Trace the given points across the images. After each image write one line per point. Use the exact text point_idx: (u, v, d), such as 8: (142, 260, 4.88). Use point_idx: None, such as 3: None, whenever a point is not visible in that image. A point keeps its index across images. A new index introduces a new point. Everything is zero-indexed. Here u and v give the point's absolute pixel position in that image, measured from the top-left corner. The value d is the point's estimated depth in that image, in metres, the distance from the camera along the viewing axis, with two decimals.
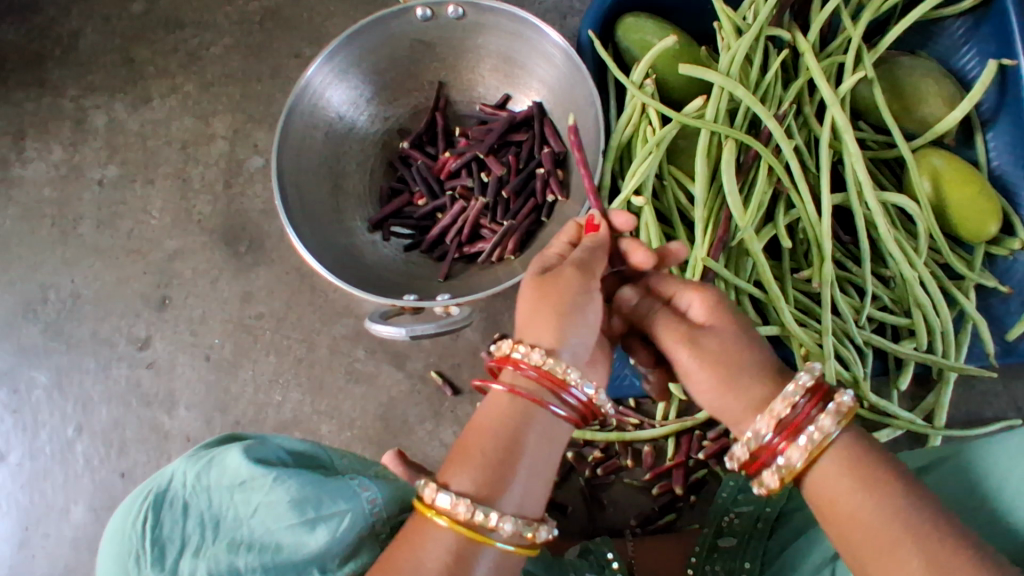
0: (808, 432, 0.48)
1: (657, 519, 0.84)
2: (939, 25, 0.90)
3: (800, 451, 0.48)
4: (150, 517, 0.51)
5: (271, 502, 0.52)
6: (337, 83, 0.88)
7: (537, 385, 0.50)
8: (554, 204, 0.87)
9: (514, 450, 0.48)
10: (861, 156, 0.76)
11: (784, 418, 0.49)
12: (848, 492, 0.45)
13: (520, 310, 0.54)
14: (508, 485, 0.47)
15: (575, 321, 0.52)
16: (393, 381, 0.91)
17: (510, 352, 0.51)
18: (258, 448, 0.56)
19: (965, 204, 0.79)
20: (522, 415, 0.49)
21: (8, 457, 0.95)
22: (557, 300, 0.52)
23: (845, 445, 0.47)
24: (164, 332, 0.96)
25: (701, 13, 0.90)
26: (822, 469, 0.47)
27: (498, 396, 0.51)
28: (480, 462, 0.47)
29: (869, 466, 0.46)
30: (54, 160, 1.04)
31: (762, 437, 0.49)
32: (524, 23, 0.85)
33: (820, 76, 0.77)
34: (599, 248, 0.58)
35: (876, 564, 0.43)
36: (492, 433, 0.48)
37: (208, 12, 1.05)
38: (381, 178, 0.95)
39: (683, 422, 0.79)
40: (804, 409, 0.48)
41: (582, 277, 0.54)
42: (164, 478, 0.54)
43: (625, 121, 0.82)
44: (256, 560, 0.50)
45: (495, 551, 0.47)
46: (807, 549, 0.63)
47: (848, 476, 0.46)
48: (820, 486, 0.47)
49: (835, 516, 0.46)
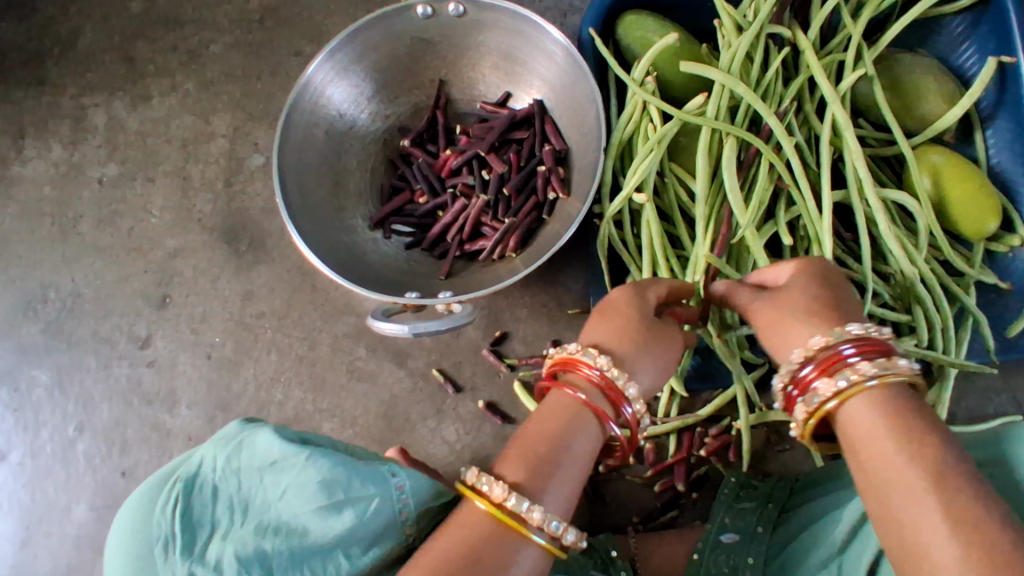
0: (839, 374, 0.50)
1: (660, 516, 0.84)
2: (939, 22, 0.90)
3: (831, 387, 0.50)
4: (183, 500, 0.55)
5: (301, 482, 0.53)
6: (339, 80, 0.88)
7: (601, 397, 0.53)
8: (555, 202, 0.87)
9: (569, 459, 0.51)
10: (862, 153, 0.77)
11: (819, 354, 0.51)
12: (891, 449, 0.46)
13: (597, 325, 0.57)
14: (557, 488, 0.50)
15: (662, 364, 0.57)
16: (394, 379, 0.91)
17: (600, 367, 0.53)
18: (284, 431, 0.58)
19: (964, 200, 0.80)
20: (581, 424, 0.52)
21: (10, 456, 0.95)
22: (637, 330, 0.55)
23: (895, 400, 0.48)
24: (165, 331, 0.96)
25: (702, 11, 0.90)
26: (867, 419, 0.48)
27: (564, 405, 0.53)
28: (541, 464, 0.50)
29: (914, 429, 0.46)
30: (53, 159, 1.04)
31: (805, 363, 0.52)
32: (525, 21, 0.85)
33: (821, 73, 0.77)
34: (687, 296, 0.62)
35: (904, 511, 0.44)
36: (553, 436, 0.51)
37: (207, 11, 1.05)
38: (382, 176, 0.95)
39: (685, 418, 0.79)
40: (853, 349, 0.50)
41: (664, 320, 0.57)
42: (194, 465, 0.58)
43: (626, 119, 0.82)
44: (281, 543, 0.51)
45: (535, 553, 0.49)
46: (811, 546, 0.64)
47: (894, 429, 0.47)
48: (861, 433, 0.48)
49: (870, 468, 0.46)
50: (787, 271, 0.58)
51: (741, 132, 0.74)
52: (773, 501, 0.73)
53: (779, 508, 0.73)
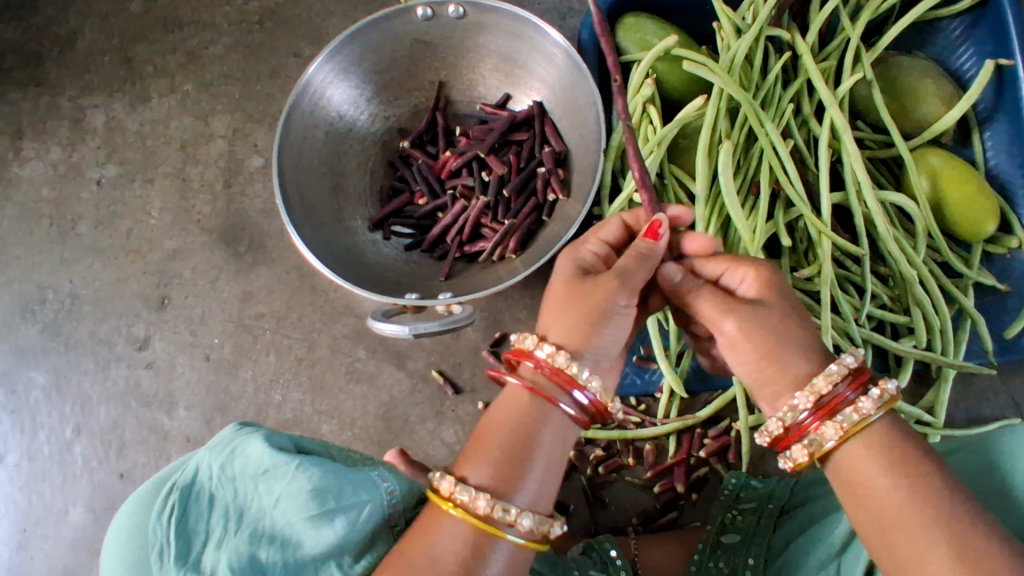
0: (843, 414, 0.49)
1: (658, 517, 0.84)
2: (936, 25, 0.90)
3: (833, 431, 0.49)
4: (177, 510, 0.54)
5: (292, 491, 0.53)
6: (338, 82, 0.88)
7: (551, 382, 0.51)
8: (554, 203, 0.87)
9: (530, 448, 0.49)
10: (860, 156, 0.77)
11: (822, 396, 0.49)
12: (887, 483, 0.46)
13: (548, 310, 0.55)
14: (516, 475, 0.48)
15: (604, 328, 0.53)
16: (394, 381, 0.90)
17: (532, 348, 0.52)
18: (277, 437, 0.58)
19: (962, 203, 0.80)
20: (537, 411, 0.50)
21: (7, 458, 0.95)
22: (590, 304, 0.53)
23: (882, 430, 0.48)
24: (163, 332, 0.96)
25: (701, 13, 0.90)
26: (860, 454, 0.48)
27: (516, 391, 0.51)
28: (496, 457, 0.48)
29: (907, 458, 0.46)
30: (52, 160, 1.04)
31: (804, 410, 0.50)
32: (524, 23, 0.85)
33: (819, 78, 0.78)
34: (644, 259, 0.55)
35: (906, 550, 0.44)
36: (505, 426, 0.50)
37: (207, 12, 1.05)
38: (382, 178, 0.95)
39: (685, 419, 0.80)
40: (849, 388, 0.49)
41: (620, 289, 0.53)
42: (189, 472, 0.57)
43: (626, 121, 0.82)
44: (276, 553, 0.52)
45: (508, 545, 0.48)
46: (813, 545, 0.64)
47: (883, 460, 0.47)
48: (856, 469, 0.48)
49: (869, 506, 0.46)
50: (752, 272, 0.56)
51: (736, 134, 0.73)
52: (773, 502, 0.73)
53: (780, 508, 0.73)
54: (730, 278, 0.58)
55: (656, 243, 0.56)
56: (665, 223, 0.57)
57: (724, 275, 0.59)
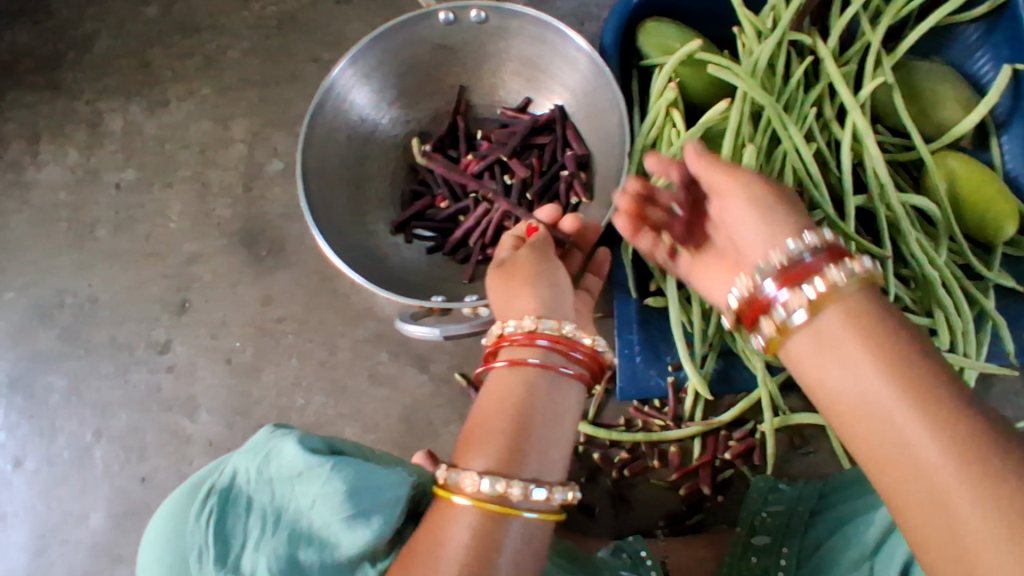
0: (814, 279, 0.48)
1: (685, 519, 0.84)
2: (953, 30, 0.91)
3: (800, 297, 0.47)
4: (215, 513, 0.54)
5: (327, 492, 0.53)
6: (361, 86, 0.88)
7: (535, 350, 0.53)
8: (578, 206, 0.88)
9: (522, 420, 0.50)
10: (883, 158, 0.78)
11: (795, 262, 0.49)
12: (880, 384, 0.42)
13: (500, 312, 0.60)
14: (515, 449, 0.49)
15: (544, 282, 0.59)
16: (416, 384, 0.90)
17: (501, 331, 0.55)
18: (310, 439, 0.57)
19: (981, 205, 0.81)
20: (530, 383, 0.51)
21: (24, 463, 0.94)
22: (523, 279, 0.59)
23: (855, 302, 0.46)
24: (183, 336, 0.95)
25: (720, 18, 0.91)
26: (840, 348, 0.45)
27: (500, 372, 0.53)
28: (494, 434, 0.49)
29: (886, 340, 0.44)
30: (69, 164, 1.04)
31: (767, 276, 0.50)
32: (548, 27, 0.85)
33: (841, 81, 0.79)
34: (546, 242, 0.63)
35: (880, 419, 0.42)
36: (498, 406, 0.51)
37: (225, 16, 1.05)
38: (402, 181, 0.94)
39: (708, 423, 0.80)
40: (822, 259, 0.48)
41: (540, 254, 0.61)
42: (226, 475, 0.56)
43: (649, 124, 0.83)
44: (315, 554, 0.52)
45: (522, 522, 0.48)
46: (846, 545, 0.65)
47: (854, 331, 0.45)
48: (824, 350, 0.46)
49: (834, 370, 0.45)
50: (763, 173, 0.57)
51: (776, 113, 0.77)
52: (802, 504, 0.73)
53: (809, 510, 0.72)
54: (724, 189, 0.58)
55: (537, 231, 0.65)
56: (537, 223, 0.66)
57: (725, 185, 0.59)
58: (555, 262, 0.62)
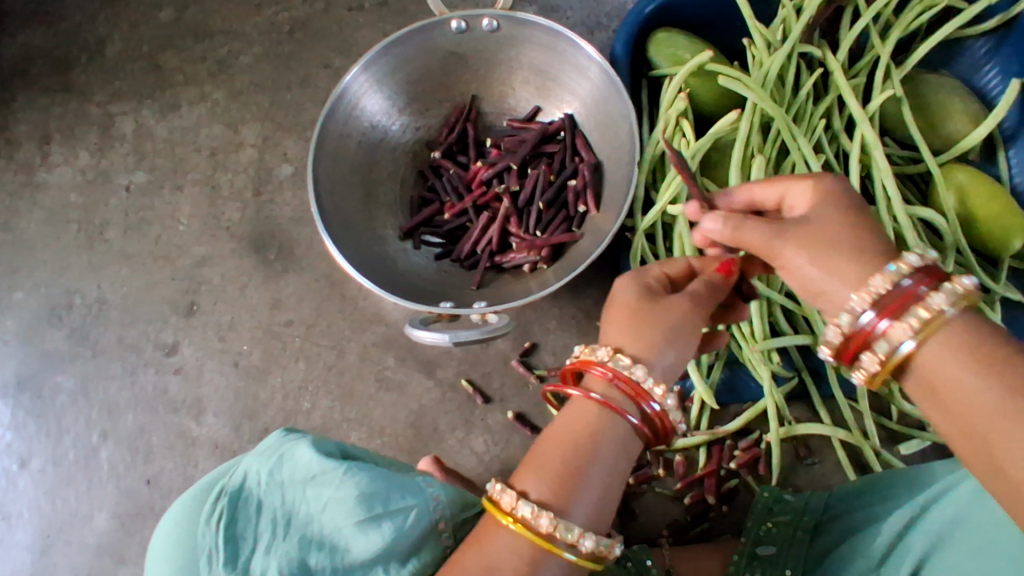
0: (912, 311, 0.44)
1: (691, 529, 0.84)
2: (961, 45, 0.92)
3: (903, 330, 0.45)
4: (225, 514, 0.53)
5: (340, 496, 0.53)
6: (372, 92, 0.89)
7: (620, 393, 0.50)
8: (585, 215, 0.88)
9: (591, 465, 0.49)
10: (891, 171, 0.79)
11: (883, 295, 0.46)
12: (974, 384, 0.41)
13: (610, 319, 0.54)
14: (579, 494, 0.48)
15: (678, 346, 0.52)
16: (423, 390, 0.90)
17: (601, 360, 0.51)
18: (323, 444, 0.58)
19: (989, 218, 0.81)
20: (600, 422, 0.50)
21: (31, 463, 0.94)
22: (655, 323, 0.52)
23: (959, 327, 0.43)
24: (191, 338, 0.96)
25: (730, 29, 0.92)
26: (933, 356, 0.43)
27: (582, 403, 0.51)
28: (554, 468, 0.48)
29: (999, 354, 0.41)
30: (81, 165, 1.04)
31: (864, 310, 0.46)
32: (560, 36, 0.86)
33: (850, 94, 0.79)
34: (716, 289, 0.55)
35: (1004, 449, 0.39)
36: (566, 436, 0.50)
37: (237, 21, 1.06)
38: (412, 187, 0.95)
39: (714, 432, 0.81)
40: (913, 284, 0.45)
41: (688, 311, 0.53)
42: (238, 478, 0.56)
43: (659, 134, 0.84)
44: (325, 559, 0.51)
45: (562, 561, 0.48)
46: (852, 555, 0.64)
47: (966, 356, 0.42)
48: (931, 375, 0.44)
49: (948, 400, 0.42)
50: (803, 186, 0.52)
51: (785, 125, 0.78)
52: (808, 515, 0.73)
53: (815, 522, 0.72)
54: (787, 201, 0.53)
55: (727, 275, 0.56)
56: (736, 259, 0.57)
57: (783, 196, 0.53)
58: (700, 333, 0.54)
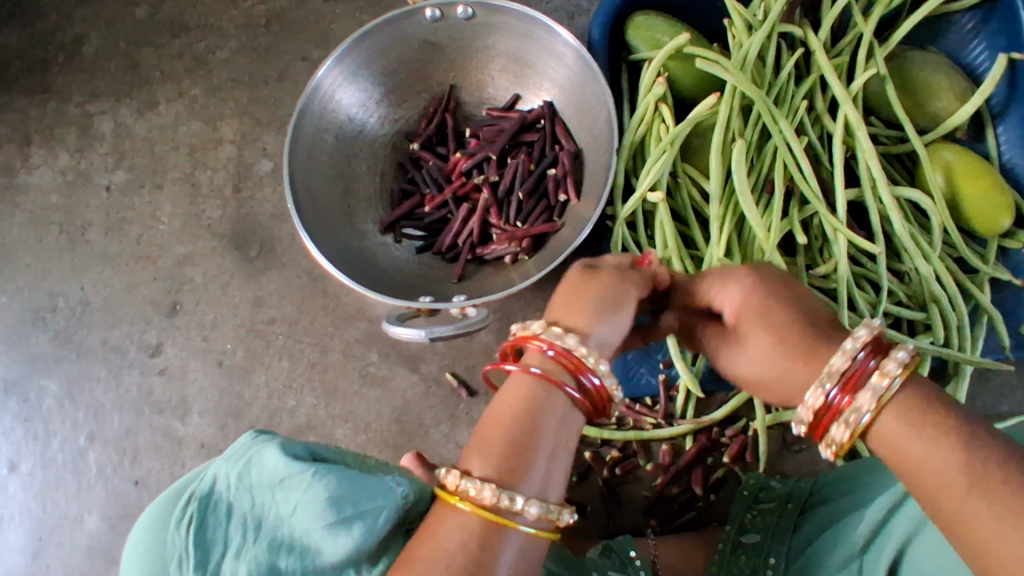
0: (874, 379, 0.44)
1: (677, 517, 0.84)
2: (948, 19, 0.90)
3: (868, 400, 0.44)
4: (196, 520, 0.53)
5: (307, 500, 0.53)
6: (347, 85, 0.88)
7: (559, 367, 0.50)
8: (566, 204, 0.87)
9: (533, 436, 0.47)
10: (875, 152, 0.77)
11: (850, 365, 0.45)
12: (926, 448, 0.40)
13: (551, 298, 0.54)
14: (527, 465, 0.47)
15: (611, 317, 0.52)
16: (407, 384, 0.90)
17: (538, 332, 0.51)
18: (292, 446, 0.57)
19: (977, 197, 0.80)
20: (542, 398, 0.49)
21: (20, 467, 0.95)
22: (593, 296, 0.52)
23: (910, 400, 0.43)
24: (175, 338, 0.95)
25: (710, 10, 0.90)
26: (886, 426, 0.43)
27: (518, 380, 0.50)
28: (500, 448, 0.47)
29: (940, 420, 0.40)
30: (61, 167, 1.04)
31: (830, 384, 0.46)
32: (535, 22, 0.84)
33: (833, 74, 0.77)
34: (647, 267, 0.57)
35: (960, 515, 0.38)
36: (508, 414, 0.48)
37: (213, 16, 1.05)
38: (391, 180, 0.94)
39: (699, 420, 0.80)
40: (868, 356, 0.45)
41: (623, 281, 0.54)
42: (207, 483, 0.56)
43: (638, 119, 0.81)
44: (296, 562, 0.51)
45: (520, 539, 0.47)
46: (831, 545, 0.64)
47: (915, 423, 0.41)
48: (891, 446, 0.42)
49: (903, 469, 0.41)
50: (729, 294, 0.53)
51: (766, 109, 0.76)
52: (792, 501, 0.73)
53: (799, 508, 0.72)
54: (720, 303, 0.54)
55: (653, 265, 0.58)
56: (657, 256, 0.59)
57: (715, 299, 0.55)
58: (632, 301, 0.54)
